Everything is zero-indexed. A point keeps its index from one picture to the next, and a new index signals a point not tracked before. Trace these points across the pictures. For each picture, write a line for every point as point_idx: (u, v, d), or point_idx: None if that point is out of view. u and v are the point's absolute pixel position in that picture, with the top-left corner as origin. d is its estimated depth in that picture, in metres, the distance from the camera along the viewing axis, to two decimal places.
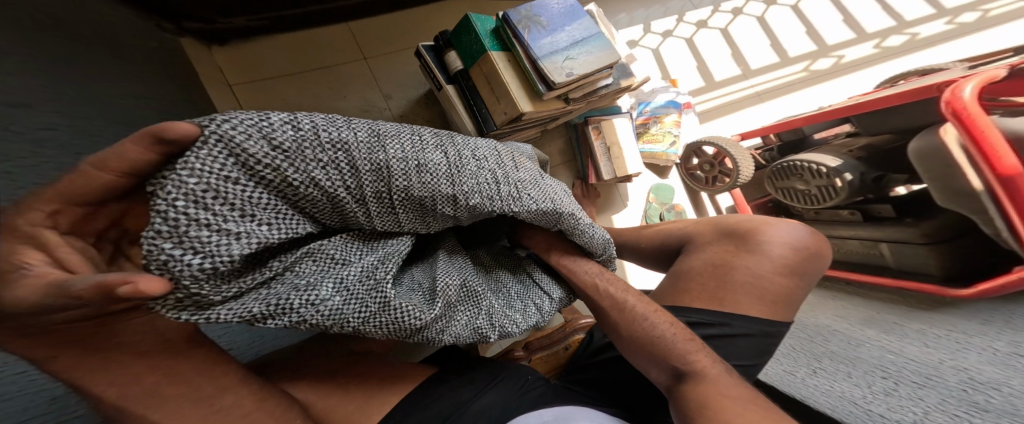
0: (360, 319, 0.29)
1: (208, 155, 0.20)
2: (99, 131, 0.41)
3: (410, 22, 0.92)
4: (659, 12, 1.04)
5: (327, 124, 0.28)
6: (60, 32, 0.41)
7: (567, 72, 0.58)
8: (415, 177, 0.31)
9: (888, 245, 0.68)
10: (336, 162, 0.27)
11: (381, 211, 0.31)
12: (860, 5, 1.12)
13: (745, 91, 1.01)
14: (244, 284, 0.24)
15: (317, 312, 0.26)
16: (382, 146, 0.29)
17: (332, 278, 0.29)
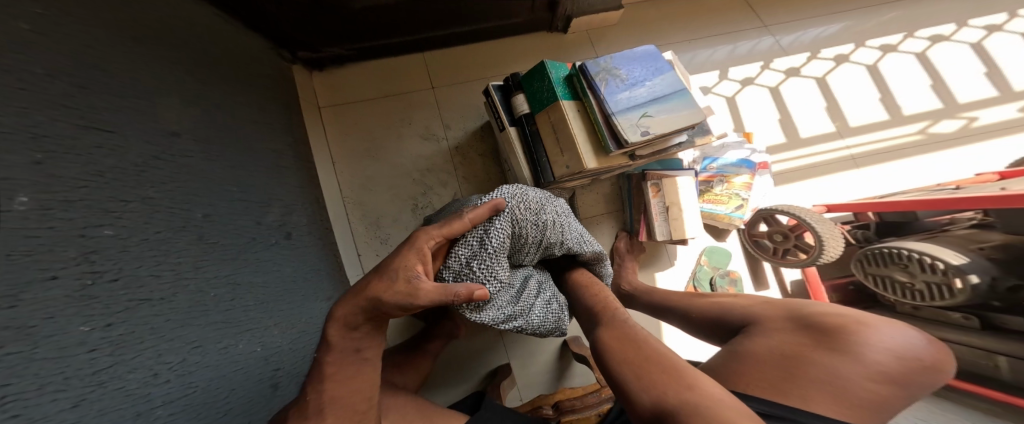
0: (527, 320, 0.48)
1: (492, 228, 0.40)
2: (192, 152, 0.46)
3: (477, 54, 0.97)
4: (742, 57, 0.98)
5: (514, 203, 0.44)
6: (171, 58, 0.48)
7: (642, 130, 0.54)
8: (546, 234, 0.49)
9: (1008, 360, 0.57)
10: (520, 226, 0.44)
11: (524, 254, 0.49)
12: (1014, 58, 0.96)
13: (839, 152, 0.91)
14: (491, 299, 0.42)
15: (518, 311, 0.46)
16: (537, 224, 0.46)
17: (511, 296, 0.46)
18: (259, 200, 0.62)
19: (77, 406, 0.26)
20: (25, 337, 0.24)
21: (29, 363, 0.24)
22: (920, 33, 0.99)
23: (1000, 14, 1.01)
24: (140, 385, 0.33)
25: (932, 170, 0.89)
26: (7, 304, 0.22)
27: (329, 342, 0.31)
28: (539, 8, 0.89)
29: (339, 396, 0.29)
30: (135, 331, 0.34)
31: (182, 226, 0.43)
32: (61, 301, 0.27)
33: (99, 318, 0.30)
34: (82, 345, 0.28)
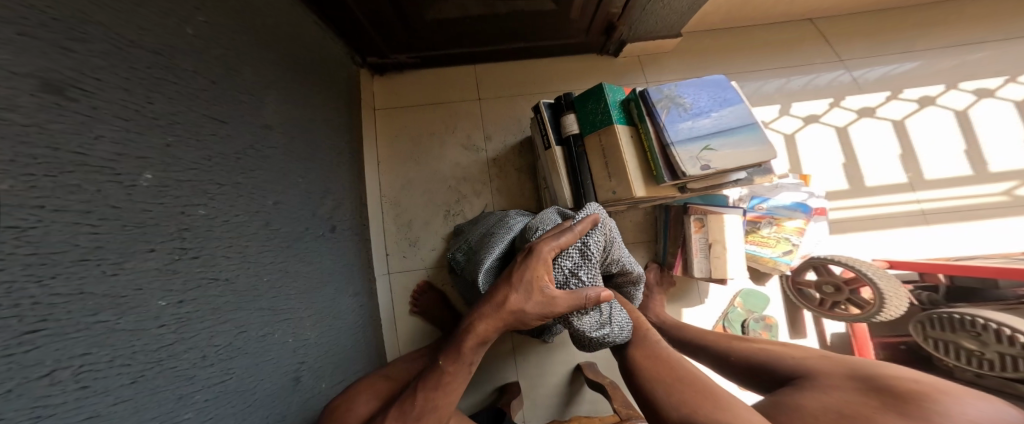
0: (614, 334, 0.49)
1: (592, 239, 0.45)
2: (245, 145, 0.49)
3: (530, 71, 0.99)
4: (807, 94, 0.94)
5: (601, 221, 0.49)
6: (244, 54, 0.51)
7: (703, 164, 0.52)
8: (619, 252, 0.54)
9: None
10: (607, 241, 0.49)
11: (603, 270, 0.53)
12: None
13: (908, 205, 0.85)
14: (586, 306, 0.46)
15: (608, 323, 0.48)
16: (615, 242, 0.52)
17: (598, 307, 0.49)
18: (307, 192, 0.65)
19: (134, 382, 0.30)
20: (115, 307, 0.30)
21: (109, 333, 0.29)
22: (1020, 80, 0.92)
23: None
24: (190, 366, 0.36)
25: (1019, 237, 0.81)
26: (108, 270, 0.29)
27: (465, 349, 0.35)
28: (593, 32, 0.90)
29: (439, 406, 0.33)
30: (201, 312, 0.39)
31: (235, 206, 0.46)
32: (150, 272, 0.33)
33: (176, 293, 0.36)
34: (156, 320, 0.33)
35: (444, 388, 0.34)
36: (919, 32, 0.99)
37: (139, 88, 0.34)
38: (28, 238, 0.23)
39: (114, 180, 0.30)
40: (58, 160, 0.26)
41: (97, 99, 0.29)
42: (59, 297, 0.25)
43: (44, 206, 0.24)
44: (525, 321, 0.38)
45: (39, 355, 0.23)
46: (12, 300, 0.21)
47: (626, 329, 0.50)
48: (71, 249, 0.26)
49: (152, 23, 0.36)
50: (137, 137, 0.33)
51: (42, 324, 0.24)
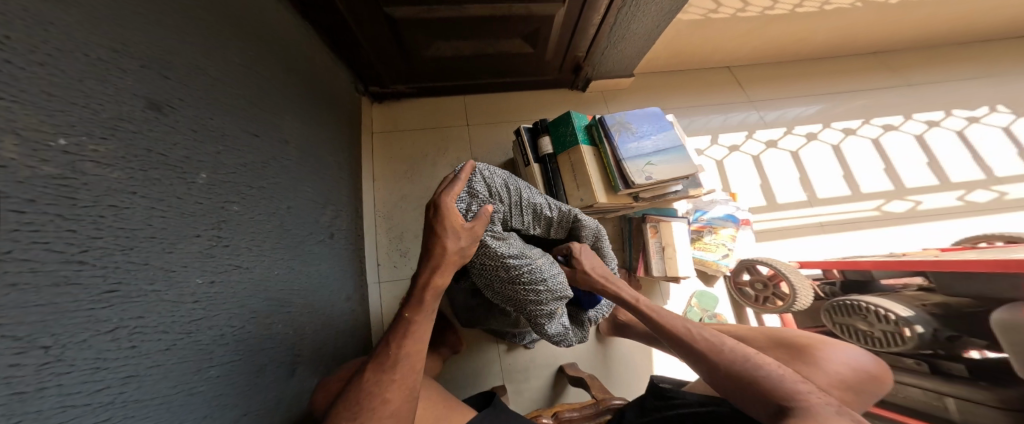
0: (530, 272, 0.51)
1: (480, 178, 0.50)
2: (270, 156, 0.58)
3: (514, 101, 1.15)
4: (729, 126, 1.15)
5: (499, 171, 0.55)
6: (277, 82, 0.62)
7: (646, 175, 0.66)
8: (530, 202, 0.58)
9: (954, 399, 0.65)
10: (506, 185, 0.54)
11: (515, 218, 0.57)
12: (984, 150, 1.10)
13: (807, 219, 1.02)
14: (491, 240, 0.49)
15: (519, 260, 0.51)
16: (518, 190, 0.56)
17: (511, 246, 0.52)
18: (313, 200, 0.72)
19: (167, 349, 0.35)
20: (166, 279, 0.36)
21: (158, 301, 0.35)
22: (874, 121, 1.16)
23: (940, 110, 1.16)
24: (210, 342, 0.41)
25: (894, 246, 0.97)
26: (167, 249, 0.37)
27: (424, 300, 0.43)
28: (564, 70, 1.08)
29: (409, 355, 0.40)
30: (225, 295, 0.45)
31: (258, 206, 0.54)
32: (194, 255, 0.41)
33: (210, 274, 0.43)
34: (192, 295, 0.39)
35: (412, 337, 0.41)
36: (815, 79, 1.24)
37: (206, 107, 0.43)
38: (120, 214, 0.31)
39: (180, 177, 0.39)
40: (149, 159, 0.35)
41: (179, 114, 0.39)
42: (132, 265, 0.32)
43: (135, 193, 0.33)
44: (467, 252, 0.46)
45: (109, 313, 0.29)
46: (102, 263, 0.29)
47: (536, 265, 0.52)
48: (146, 228, 0.34)
49: (215, 55, 0.46)
50: (200, 145, 0.42)
51: (116, 287, 0.30)
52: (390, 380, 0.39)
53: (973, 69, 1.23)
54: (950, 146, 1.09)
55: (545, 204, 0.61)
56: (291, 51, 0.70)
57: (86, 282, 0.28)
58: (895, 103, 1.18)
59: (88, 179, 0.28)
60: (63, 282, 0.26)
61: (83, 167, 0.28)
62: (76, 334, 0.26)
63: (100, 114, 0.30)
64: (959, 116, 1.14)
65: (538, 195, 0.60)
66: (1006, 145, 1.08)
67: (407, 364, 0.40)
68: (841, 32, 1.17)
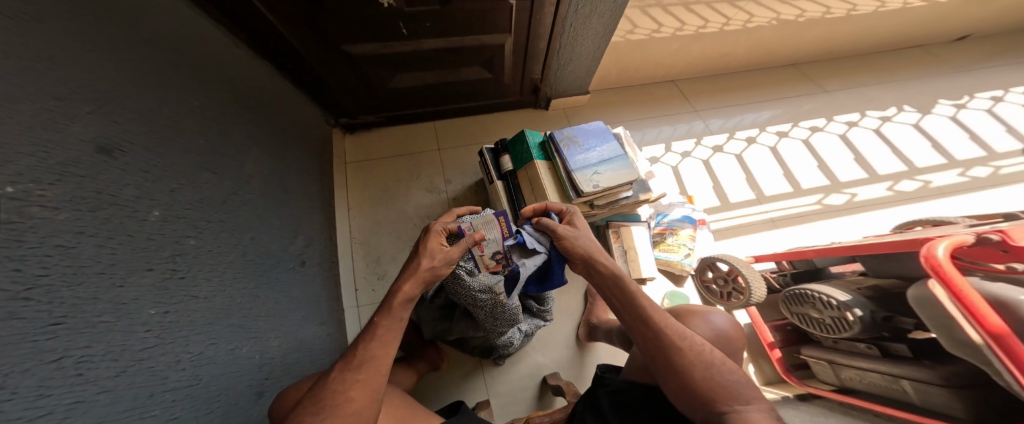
0: (496, 308, 0.64)
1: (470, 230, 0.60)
2: (234, 188, 0.60)
3: (482, 122, 1.21)
4: (679, 136, 1.23)
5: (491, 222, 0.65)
6: (240, 118, 0.66)
7: (594, 183, 0.71)
8: None
9: (908, 382, 0.59)
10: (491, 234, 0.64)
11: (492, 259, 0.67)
12: (906, 144, 1.21)
13: (759, 216, 1.08)
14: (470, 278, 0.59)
15: (491, 298, 0.61)
16: None
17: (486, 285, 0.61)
18: (280, 230, 0.74)
19: (117, 375, 0.34)
20: (116, 309, 0.36)
21: (108, 331, 0.34)
22: (802, 124, 1.28)
23: (857, 113, 1.30)
24: (164, 368, 0.40)
25: (841, 235, 1.03)
26: (117, 283, 0.36)
27: (395, 305, 0.46)
28: (525, 92, 1.16)
29: (375, 355, 0.42)
30: (181, 323, 0.44)
31: (217, 239, 0.54)
32: (147, 287, 0.40)
33: (164, 304, 0.42)
34: (144, 325, 0.38)
35: (379, 338, 0.43)
36: (750, 89, 1.36)
37: (158, 148, 0.44)
38: (68, 253, 0.31)
39: (131, 215, 0.39)
40: (98, 201, 0.35)
41: (129, 157, 0.40)
42: (79, 300, 0.32)
43: (83, 232, 0.33)
44: (439, 274, 0.49)
45: (54, 344, 0.29)
46: (48, 299, 0.29)
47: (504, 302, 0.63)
48: (95, 263, 0.34)
49: (169, 97, 0.48)
50: (151, 185, 0.42)
51: (62, 319, 0.30)
52: (354, 379, 0.40)
53: (878, 77, 1.41)
54: (871, 143, 1.22)
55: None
56: (253, 92, 0.74)
57: (30, 317, 0.27)
58: (820, 107, 1.32)
59: (34, 222, 0.28)
60: (6, 317, 0.25)
61: (31, 210, 0.28)
62: (20, 363, 0.25)
63: (47, 162, 0.30)
64: (872, 117, 1.29)
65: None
66: (920, 140, 1.21)
67: (371, 365, 0.41)
68: (761, 48, 1.31)
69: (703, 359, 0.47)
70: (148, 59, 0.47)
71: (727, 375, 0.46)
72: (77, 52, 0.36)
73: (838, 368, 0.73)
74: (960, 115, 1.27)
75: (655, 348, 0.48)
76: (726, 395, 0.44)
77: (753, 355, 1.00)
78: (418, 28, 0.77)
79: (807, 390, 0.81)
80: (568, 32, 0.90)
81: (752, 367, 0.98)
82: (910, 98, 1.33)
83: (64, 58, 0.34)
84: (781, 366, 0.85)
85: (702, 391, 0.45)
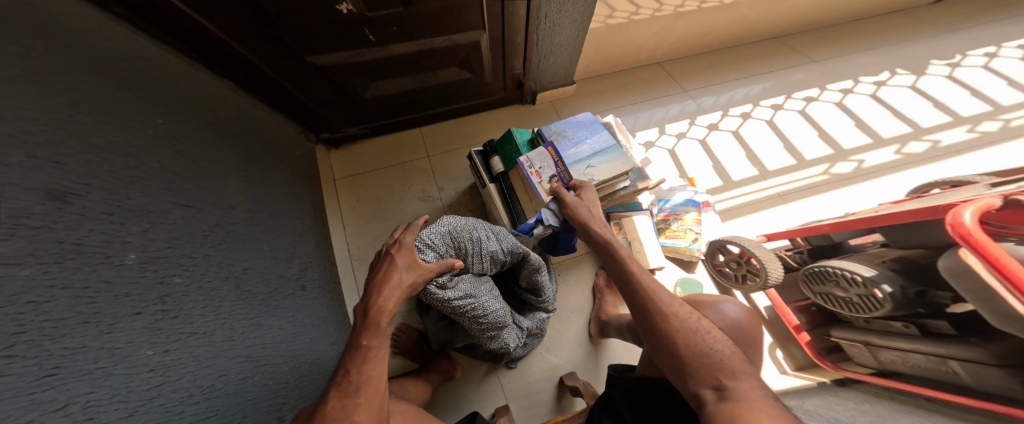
0: (478, 313, 0.62)
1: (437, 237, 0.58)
2: (215, 218, 0.57)
3: (468, 126, 1.18)
4: (672, 117, 1.20)
5: (467, 227, 0.63)
6: (210, 146, 0.63)
7: (589, 178, 0.69)
8: (493, 245, 0.65)
9: (958, 363, 0.58)
10: (468, 240, 0.62)
11: (475, 264, 0.64)
12: (909, 104, 1.17)
13: (765, 191, 1.05)
14: (445, 288, 0.58)
15: (470, 304, 0.60)
16: (473, 241, 0.62)
17: (464, 293, 0.60)
18: (274, 257, 0.71)
19: (130, 415, 0.32)
20: (111, 356, 0.33)
21: (107, 376, 0.32)
22: (796, 96, 1.23)
23: (850, 79, 1.25)
24: (177, 403, 0.38)
25: (851, 204, 1.00)
26: (105, 330, 0.33)
27: (381, 323, 0.43)
28: (508, 88, 1.13)
29: (372, 378, 0.38)
30: (184, 360, 0.41)
31: (207, 274, 0.51)
32: (139, 330, 0.37)
33: (160, 344, 0.39)
34: (145, 365, 0.36)
35: (372, 360, 0.40)
36: (735, 65, 1.32)
37: (118, 188, 0.41)
38: (42, 309, 0.28)
39: (104, 262, 0.36)
40: (62, 251, 0.32)
41: (85, 201, 0.36)
42: (67, 350, 0.29)
43: (53, 285, 0.30)
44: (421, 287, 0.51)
45: (53, 393, 0.26)
46: (33, 353, 0.26)
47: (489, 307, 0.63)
48: (75, 315, 0.31)
49: (121, 130, 0.45)
50: (119, 227, 0.39)
51: (55, 370, 0.27)
52: (354, 406, 0.36)
53: (864, 44, 1.35)
54: (870, 108, 1.18)
55: (504, 245, 0.67)
56: (221, 118, 0.71)
57: (19, 371, 0.25)
58: (810, 77, 1.27)
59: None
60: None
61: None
62: (23, 415, 0.23)
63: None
64: (867, 82, 1.24)
65: (493, 237, 0.66)
66: (922, 99, 1.17)
67: (370, 387, 0.38)
68: (740, 22, 1.26)
69: (693, 327, 0.44)
70: (92, 93, 0.44)
71: (712, 345, 0.42)
72: (10, 87, 0.33)
73: (876, 349, 0.73)
74: (956, 74, 1.22)
75: (636, 306, 0.47)
76: (713, 365, 0.40)
77: (779, 340, 0.98)
78: (384, 33, 0.74)
79: (846, 375, 0.79)
80: (543, 23, 0.87)
81: (781, 353, 0.97)
82: (902, 61, 1.28)
83: (4, 95, 0.32)
84: (812, 351, 0.84)
85: (684, 355, 0.42)
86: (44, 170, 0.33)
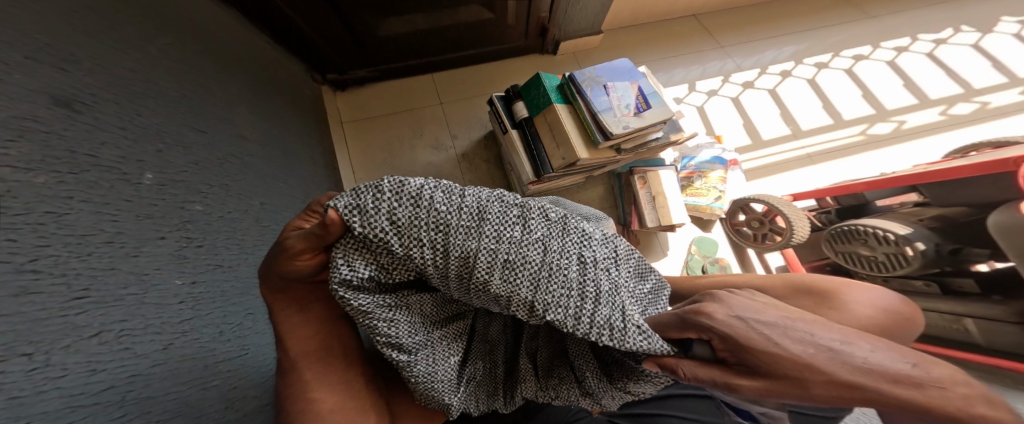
0: (426, 385, 0.32)
1: (374, 199, 0.25)
2: (230, 150, 0.54)
3: (483, 74, 1.10)
4: (706, 73, 1.13)
5: (446, 202, 0.26)
6: (215, 74, 0.57)
7: (624, 125, 0.65)
8: (499, 272, 0.25)
9: (973, 321, 0.62)
10: (434, 241, 0.25)
11: (457, 288, 0.27)
12: (963, 63, 1.10)
13: (795, 152, 1.01)
14: (365, 322, 0.27)
15: (411, 369, 0.30)
16: (435, 248, 0.25)
17: (402, 343, 0.29)
18: (290, 195, 0.69)
19: (165, 349, 0.31)
20: (140, 282, 0.31)
21: (139, 304, 0.30)
22: (844, 53, 1.15)
23: (907, 37, 1.17)
24: (209, 339, 0.37)
25: (883, 166, 0.97)
26: (130, 253, 0.31)
27: (286, 309, 0.30)
28: (531, 35, 1.05)
29: (311, 353, 0.30)
30: (212, 294, 0.40)
31: (225, 203, 0.48)
32: (167, 256, 0.35)
33: (189, 274, 0.37)
34: (176, 297, 0.34)
35: (291, 339, 0.30)
36: (782, 19, 1.22)
37: (127, 104, 0.37)
38: (66, 221, 0.25)
39: (122, 178, 0.33)
40: (75, 162, 0.28)
41: (94, 111, 0.32)
42: (95, 271, 0.27)
43: (72, 198, 0.27)
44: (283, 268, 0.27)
45: (86, 319, 0.25)
46: (61, 272, 0.24)
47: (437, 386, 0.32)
48: (100, 233, 0.28)
49: (124, 45, 0.40)
50: (134, 144, 0.36)
51: (85, 293, 0.25)
52: (303, 381, 0.29)
53: None
54: (922, 66, 1.11)
55: (537, 288, 0.26)
56: (226, 43, 0.64)
57: (48, 291, 0.23)
58: (862, 33, 1.18)
59: (11, 185, 0.22)
60: (20, 294, 0.21)
61: (2, 173, 0.21)
62: (59, 340, 0.22)
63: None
64: (925, 40, 1.15)
65: (532, 260, 0.26)
66: (979, 59, 1.10)
67: (314, 360, 0.30)
68: None
69: None
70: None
71: None
72: None
73: None
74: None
75: None
76: None
77: None
78: None
79: None
80: None
81: None
82: (967, 18, 1.18)
83: None
84: None
85: None
86: (50, 70, 0.29)
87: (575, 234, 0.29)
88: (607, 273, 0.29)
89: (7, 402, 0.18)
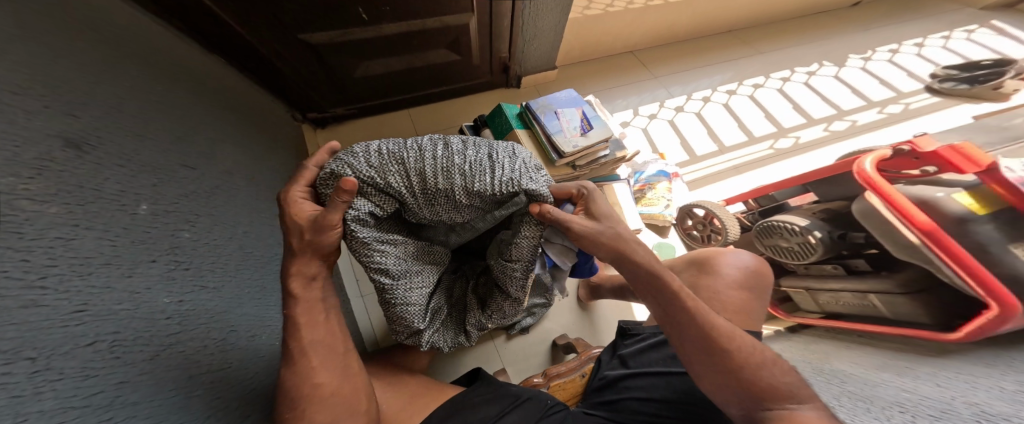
0: (407, 299, 0.42)
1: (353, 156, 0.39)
2: (216, 182, 0.58)
3: (456, 106, 1.22)
4: (645, 100, 1.30)
5: (399, 148, 0.40)
6: (203, 115, 0.62)
7: (573, 144, 0.76)
8: (442, 175, 0.39)
9: (877, 296, 0.71)
10: (398, 169, 0.39)
11: (421, 205, 0.40)
12: (833, 90, 1.36)
13: (723, 165, 1.18)
14: (360, 242, 0.38)
15: (394, 283, 0.41)
16: (400, 173, 0.38)
17: (388, 257, 0.40)
18: (272, 224, 0.72)
19: (152, 358, 0.34)
20: (132, 299, 0.34)
21: (130, 318, 0.33)
22: (746, 82, 1.37)
23: (787, 70, 1.41)
24: (194, 351, 0.40)
25: (794, 172, 1.14)
26: (125, 273, 0.35)
27: (297, 293, 0.37)
28: (496, 72, 1.19)
29: (318, 340, 0.36)
30: (198, 311, 0.43)
31: (211, 231, 0.52)
32: (156, 277, 0.39)
33: (176, 293, 0.41)
34: (163, 312, 0.37)
35: (304, 330, 0.36)
36: (700, 54, 1.45)
37: (129, 144, 0.42)
38: (70, 243, 0.29)
39: (121, 209, 0.37)
40: (82, 194, 0.33)
41: (99, 151, 0.37)
42: (94, 289, 0.30)
43: (78, 225, 0.31)
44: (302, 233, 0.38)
45: (82, 329, 0.28)
46: (62, 287, 0.27)
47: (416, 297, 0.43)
48: (99, 255, 0.32)
49: (122, 92, 0.45)
50: (132, 179, 0.40)
51: (82, 307, 0.29)
52: (308, 370, 0.34)
53: (806, 37, 1.53)
54: (803, 93, 1.35)
55: (468, 178, 0.39)
56: (215, 88, 0.70)
57: (52, 304, 0.26)
58: (760, 67, 1.42)
59: (28, 215, 0.26)
60: (29, 305, 0.24)
61: (19, 204, 0.26)
62: (57, 347, 0.25)
63: (19, 157, 0.27)
64: (800, 73, 1.41)
65: (461, 165, 0.40)
66: (842, 87, 1.36)
67: (319, 347, 0.36)
68: (702, 13, 1.38)
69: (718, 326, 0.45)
70: (95, 55, 0.43)
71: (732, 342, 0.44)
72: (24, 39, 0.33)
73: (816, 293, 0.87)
74: (869, 66, 1.43)
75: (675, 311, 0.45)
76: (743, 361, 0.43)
77: None
78: (377, 13, 0.78)
79: (798, 323, 0.96)
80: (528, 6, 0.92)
81: None
82: (833, 53, 1.47)
83: (25, 46, 0.33)
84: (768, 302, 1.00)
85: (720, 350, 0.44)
86: (66, 116, 0.34)
87: (487, 145, 0.44)
88: (515, 162, 0.43)
89: (8, 401, 0.20)
